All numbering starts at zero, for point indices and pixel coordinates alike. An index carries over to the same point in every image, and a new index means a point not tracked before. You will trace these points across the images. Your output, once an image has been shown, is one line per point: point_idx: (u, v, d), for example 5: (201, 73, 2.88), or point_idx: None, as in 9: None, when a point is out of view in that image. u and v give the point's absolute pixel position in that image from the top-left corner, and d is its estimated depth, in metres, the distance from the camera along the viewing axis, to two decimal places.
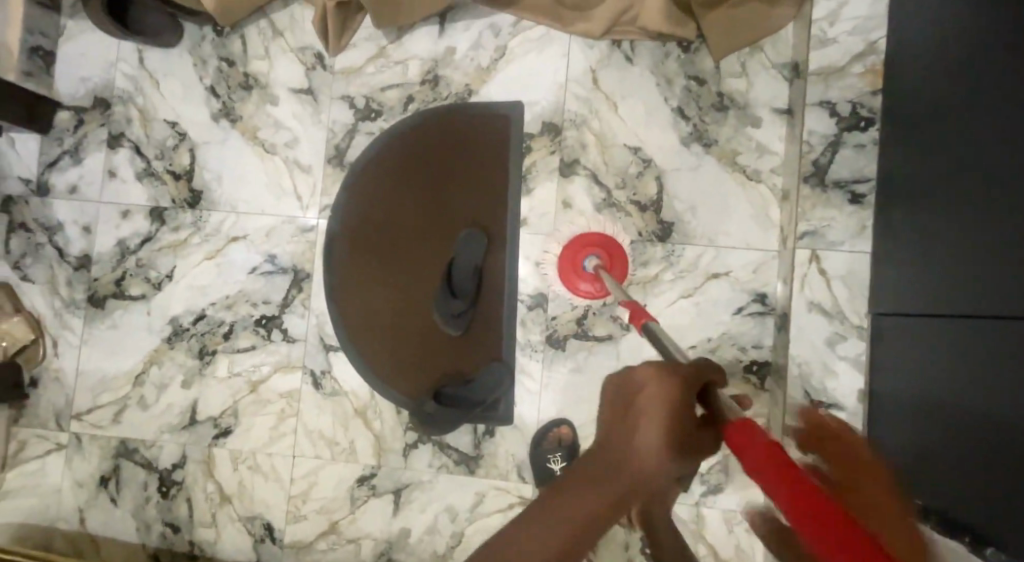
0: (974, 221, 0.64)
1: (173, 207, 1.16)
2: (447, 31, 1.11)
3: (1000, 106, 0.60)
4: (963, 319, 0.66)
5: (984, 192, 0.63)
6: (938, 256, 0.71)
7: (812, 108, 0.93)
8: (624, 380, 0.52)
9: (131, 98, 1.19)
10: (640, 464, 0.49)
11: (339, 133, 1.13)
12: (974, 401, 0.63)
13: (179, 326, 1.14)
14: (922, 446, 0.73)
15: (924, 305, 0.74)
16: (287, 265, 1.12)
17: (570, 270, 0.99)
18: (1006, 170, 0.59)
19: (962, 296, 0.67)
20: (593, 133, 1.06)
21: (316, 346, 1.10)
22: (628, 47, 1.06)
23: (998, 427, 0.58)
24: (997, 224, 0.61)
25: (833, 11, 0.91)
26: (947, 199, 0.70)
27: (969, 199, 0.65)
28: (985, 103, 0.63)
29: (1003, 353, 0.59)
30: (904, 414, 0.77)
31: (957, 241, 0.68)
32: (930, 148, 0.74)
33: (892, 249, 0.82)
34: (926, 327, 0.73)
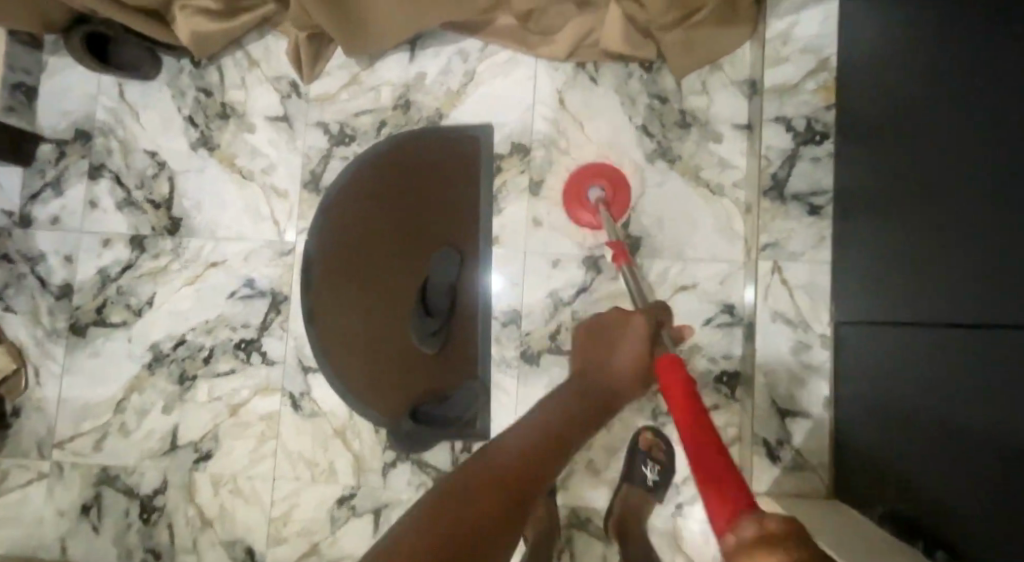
0: (933, 223, 0.64)
1: (153, 235, 1.18)
2: (418, 58, 1.14)
3: (954, 103, 0.61)
4: (934, 319, 0.64)
5: (937, 197, 0.64)
6: (906, 258, 0.70)
7: (769, 124, 0.96)
8: (603, 327, 0.84)
9: (112, 129, 1.22)
10: (611, 373, 0.78)
11: (314, 158, 1.16)
12: (934, 410, 0.63)
13: (159, 352, 1.15)
14: (904, 456, 0.68)
15: (897, 309, 0.72)
16: (266, 289, 1.14)
17: (575, 194, 1.05)
18: (958, 178, 0.60)
19: (925, 299, 0.66)
20: (561, 152, 1.09)
21: (295, 367, 1.11)
22: (592, 68, 1.09)
23: (958, 434, 0.57)
24: (952, 233, 0.61)
25: (785, 32, 0.95)
26: (909, 202, 0.70)
27: (925, 208, 0.66)
28: (933, 109, 0.65)
29: (959, 361, 0.59)
30: (885, 424, 0.73)
31: (916, 244, 0.68)
32: (884, 161, 0.76)
33: (852, 260, 0.84)
34: (889, 337, 0.74)
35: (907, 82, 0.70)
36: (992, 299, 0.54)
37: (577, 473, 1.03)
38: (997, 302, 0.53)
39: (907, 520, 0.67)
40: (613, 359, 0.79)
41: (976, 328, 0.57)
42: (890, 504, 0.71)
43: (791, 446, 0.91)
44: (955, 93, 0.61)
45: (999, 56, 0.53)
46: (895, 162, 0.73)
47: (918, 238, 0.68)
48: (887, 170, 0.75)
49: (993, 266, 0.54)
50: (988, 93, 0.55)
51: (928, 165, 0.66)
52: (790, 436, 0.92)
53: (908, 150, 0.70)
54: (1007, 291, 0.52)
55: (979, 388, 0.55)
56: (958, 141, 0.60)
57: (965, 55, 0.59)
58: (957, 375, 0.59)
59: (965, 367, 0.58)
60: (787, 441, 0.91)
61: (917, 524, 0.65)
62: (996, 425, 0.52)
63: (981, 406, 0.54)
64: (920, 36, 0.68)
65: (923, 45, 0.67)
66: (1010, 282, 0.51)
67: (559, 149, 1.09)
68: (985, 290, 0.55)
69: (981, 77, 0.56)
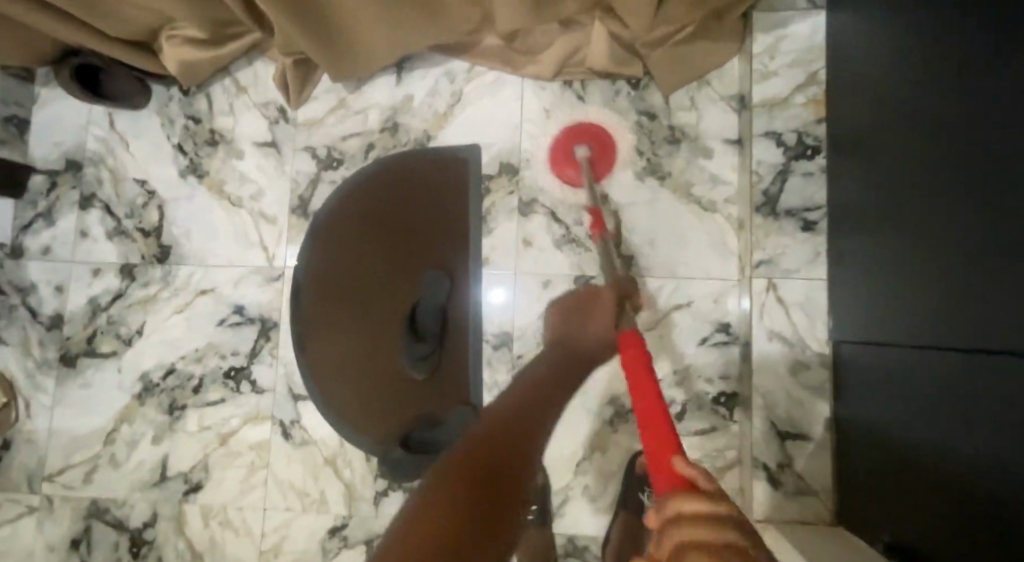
0: (925, 226, 0.63)
1: (142, 263, 1.18)
2: (404, 80, 1.13)
3: (944, 102, 0.59)
4: (929, 321, 0.62)
5: (930, 198, 0.62)
6: (901, 267, 0.68)
7: (759, 139, 0.94)
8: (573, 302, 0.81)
9: (102, 159, 1.22)
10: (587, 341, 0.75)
11: (303, 183, 1.15)
12: (937, 431, 0.59)
13: (149, 382, 1.14)
14: (904, 467, 0.66)
15: (893, 315, 0.70)
16: (255, 315, 1.13)
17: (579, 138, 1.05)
18: (950, 183, 0.58)
19: (921, 305, 0.64)
20: (549, 171, 1.07)
21: (285, 395, 1.09)
22: (579, 86, 1.08)
23: (961, 457, 0.54)
24: (949, 246, 0.58)
25: (771, 46, 0.93)
26: (901, 209, 0.68)
27: (920, 220, 0.64)
28: (925, 113, 0.63)
29: (959, 380, 0.56)
30: (884, 432, 0.71)
31: (910, 249, 0.66)
32: (877, 174, 0.74)
33: (850, 275, 0.82)
34: (886, 349, 0.71)
35: (897, 94, 0.69)
36: (991, 312, 0.52)
37: (573, 500, 1.00)
38: (998, 315, 0.50)
39: (909, 532, 0.64)
40: (587, 328, 0.76)
41: (975, 343, 0.54)
42: (894, 529, 0.68)
43: (793, 471, 0.88)
44: (945, 104, 0.59)
45: (990, 60, 0.52)
46: (888, 176, 0.71)
47: (914, 253, 0.65)
48: (880, 185, 0.73)
49: (992, 278, 0.51)
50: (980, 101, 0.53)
51: (921, 177, 0.63)
52: (792, 460, 0.88)
53: (900, 163, 0.68)
54: (1006, 303, 0.49)
55: (981, 409, 0.52)
56: (947, 139, 0.58)
57: (955, 55, 0.57)
58: (958, 395, 0.56)
59: (966, 385, 0.55)
60: (789, 465, 0.88)
61: (918, 535, 0.62)
62: (1000, 446, 0.48)
63: (984, 425, 0.51)
64: (909, 48, 0.67)
65: (915, 56, 0.65)
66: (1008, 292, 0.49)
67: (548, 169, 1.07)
68: (984, 303, 0.53)
69: (973, 85, 0.54)
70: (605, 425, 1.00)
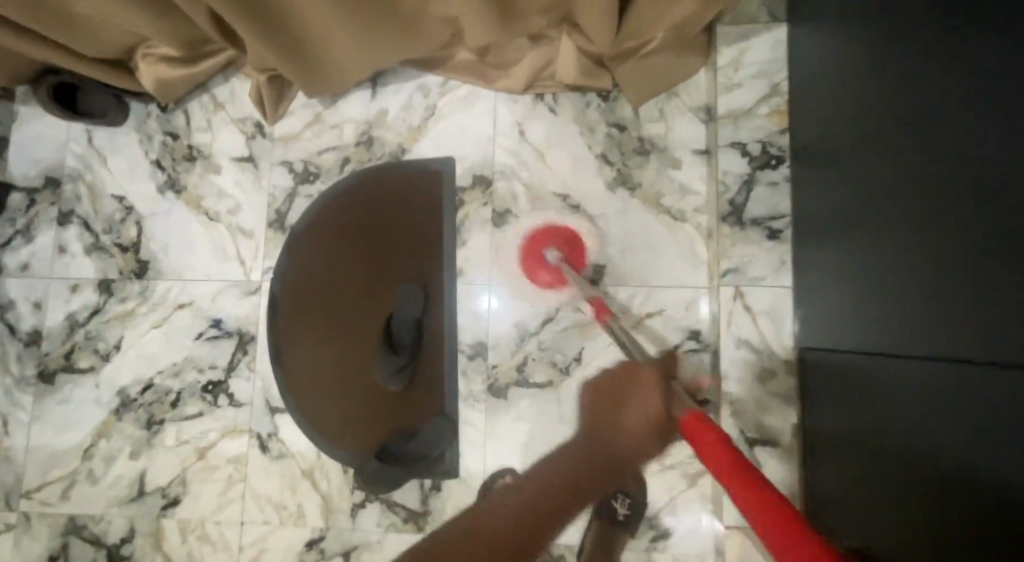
0: (905, 214, 0.56)
1: (120, 278, 1.18)
2: (379, 94, 1.15)
3: (916, 75, 0.52)
4: (922, 321, 0.54)
5: (908, 182, 0.55)
6: (884, 267, 0.62)
7: (725, 150, 0.95)
8: (622, 375, 0.68)
9: (81, 175, 1.23)
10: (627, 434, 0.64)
11: (279, 197, 1.16)
12: (901, 434, 0.57)
13: (127, 397, 1.14)
14: (892, 480, 0.58)
15: (885, 318, 0.63)
16: (232, 329, 1.13)
17: (536, 247, 1.06)
18: (928, 158, 0.51)
19: (908, 302, 0.57)
20: (522, 183, 1.09)
21: (262, 408, 1.10)
22: (551, 100, 1.09)
23: (923, 459, 0.52)
24: (901, 246, 0.57)
25: (735, 59, 0.95)
26: (879, 202, 0.62)
27: (900, 210, 0.57)
28: (896, 94, 0.57)
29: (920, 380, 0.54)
30: (873, 443, 0.64)
31: (891, 245, 0.59)
32: (832, 187, 0.75)
33: (813, 282, 0.83)
34: (877, 354, 0.65)
35: (850, 103, 0.70)
36: (945, 308, 0.50)
37: None
38: (951, 309, 0.49)
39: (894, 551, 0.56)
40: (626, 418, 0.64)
41: (934, 342, 0.52)
42: (861, 537, 0.65)
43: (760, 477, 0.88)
44: (890, 106, 0.59)
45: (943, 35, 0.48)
46: (848, 182, 0.71)
47: (873, 258, 0.64)
48: (838, 194, 0.74)
49: (940, 273, 0.50)
50: (917, 97, 0.52)
51: (871, 182, 0.63)
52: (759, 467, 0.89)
53: (872, 156, 0.63)
54: (956, 294, 0.47)
55: (939, 406, 0.50)
56: (921, 112, 0.52)
57: (915, 36, 0.53)
58: (919, 395, 0.54)
59: (925, 384, 0.53)
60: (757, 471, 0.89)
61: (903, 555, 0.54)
62: (957, 443, 0.46)
63: (943, 424, 0.49)
64: (859, 61, 0.68)
65: (857, 69, 0.67)
66: (957, 284, 0.47)
67: (519, 182, 1.09)
68: (937, 299, 0.51)
69: (922, 69, 0.51)
70: None
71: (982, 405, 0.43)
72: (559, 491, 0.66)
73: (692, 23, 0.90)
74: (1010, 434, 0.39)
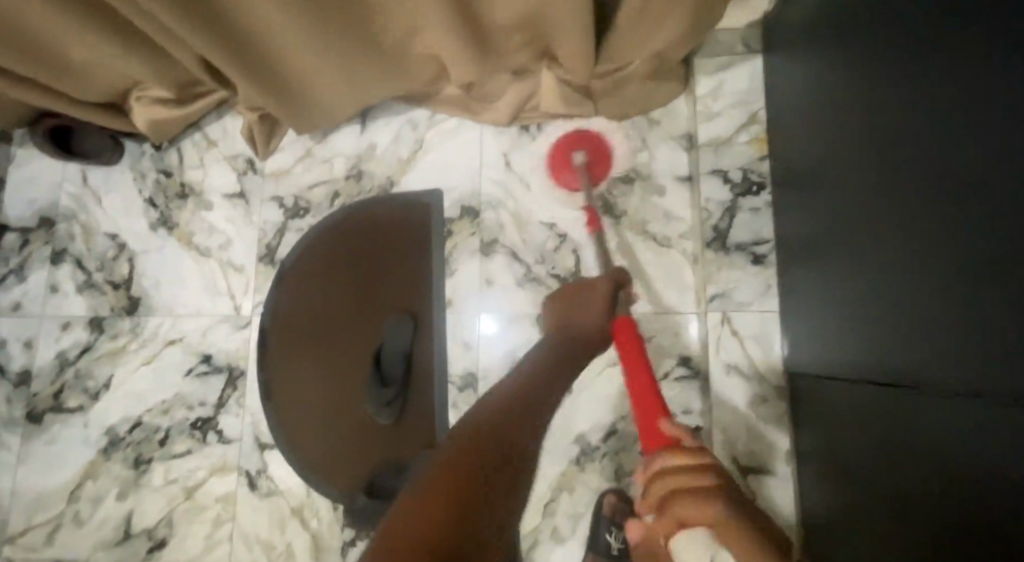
0: (887, 221, 0.57)
1: (111, 315, 1.19)
2: (368, 129, 1.17)
3: (893, 86, 0.54)
4: (903, 325, 0.55)
5: (890, 190, 0.56)
6: (869, 278, 0.62)
7: (707, 176, 1.00)
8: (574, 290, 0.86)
9: (75, 215, 1.24)
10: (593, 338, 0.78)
11: (270, 231, 1.17)
12: (903, 460, 0.54)
13: (116, 436, 1.13)
14: (887, 488, 0.58)
15: (867, 326, 0.63)
16: (222, 364, 1.13)
17: (564, 155, 1.08)
18: (906, 164, 0.52)
19: (891, 310, 0.57)
20: (509, 213, 1.10)
21: (251, 445, 1.09)
22: (535, 130, 1.11)
23: (930, 483, 0.49)
24: (898, 263, 0.55)
25: (714, 89, 1.01)
26: (862, 214, 0.63)
27: (882, 217, 0.58)
28: (875, 106, 0.58)
29: (919, 402, 0.51)
30: (868, 455, 0.63)
31: (875, 254, 0.60)
32: (822, 205, 0.75)
33: (804, 301, 0.83)
34: (861, 359, 0.65)
35: (833, 124, 0.71)
36: (935, 318, 0.49)
37: (541, 544, 0.97)
38: (947, 326, 0.46)
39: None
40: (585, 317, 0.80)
41: (929, 361, 0.50)
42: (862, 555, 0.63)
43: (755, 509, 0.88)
44: (876, 126, 0.59)
45: (912, 52, 0.50)
46: (833, 201, 0.71)
47: (868, 279, 0.63)
48: (823, 215, 0.75)
49: (936, 287, 0.48)
50: (903, 112, 0.52)
51: (863, 201, 0.63)
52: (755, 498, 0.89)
53: (854, 172, 0.65)
54: (950, 308, 0.46)
55: (943, 428, 0.47)
56: (897, 121, 0.54)
57: (887, 52, 0.55)
58: (920, 418, 0.51)
59: (925, 404, 0.50)
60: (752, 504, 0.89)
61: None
62: (967, 466, 0.43)
63: (947, 447, 0.46)
64: (835, 85, 0.70)
65: (840, 90, 0.68)
66: (955, 298, 0.45)
67: (505, 212, 1.10)
68: (932, 316, 0.49)
69: (896, 84, 0.53)
70: (571, 465, 0.99)
71: (987, 423, 0.41)
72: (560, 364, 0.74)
73: (671, 53, 0.92)
74: (1017, 441, 0.37)
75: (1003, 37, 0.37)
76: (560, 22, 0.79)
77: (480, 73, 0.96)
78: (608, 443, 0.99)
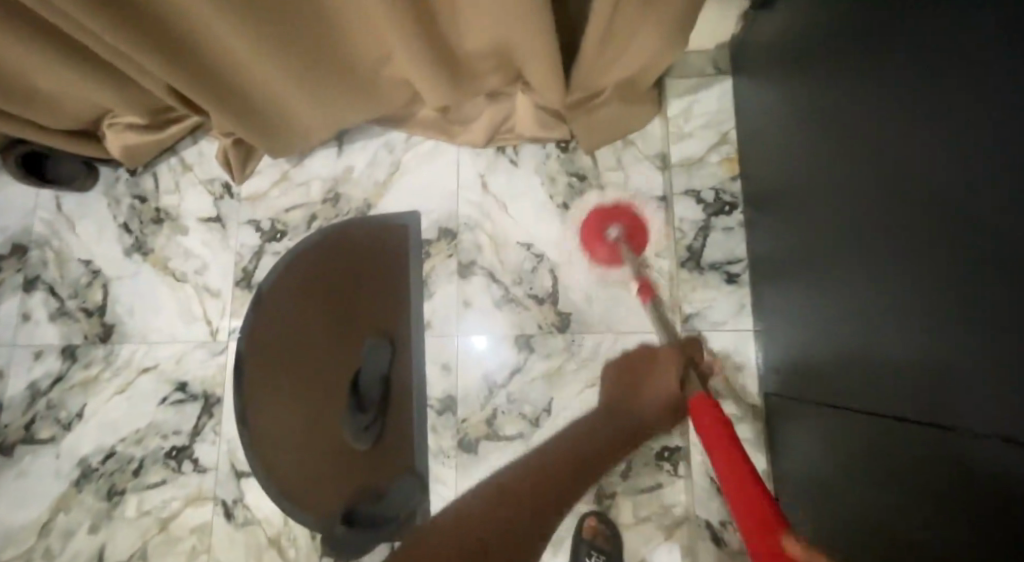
0: (880, 226, 0.57)
1: (85, 343, 1.17)
2: (345, 151, 1.17)
3: (883, 97, 0.54)
4: (897, 330, 0.55)
5: (881, 198, 0.56)
6: (861, 285, 0.62)
7: (681, 197, 1.04)
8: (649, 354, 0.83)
9: (48, 241, 1.22)
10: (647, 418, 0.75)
11: (246, 255, 1.16)
12: (902, 472, 0.54)
13: (88, 467, 1.11)
14: (886, 495, 0.58)
15: (857, 332, 0.64)
16: (198, 392, 1.12)
17: (593, 230, 1.01)
18: (898, 171, 0.52)
19: (881, 316, 0.58)
20: (487, 234, 1.10)
21: (227, 473, 1.07)
22: (513, 152, 1.11)
23: (935, 494, 0.48)
24: (897, 269, 0.54)
25: (686, 110, 1.05)
26: (852, 222, 0.63)
27: (873, 222, 0.59)
28: (862, 115, 0.59)
29: (925, 414, 0.51)
30: (861, 464, 0.63)
31: (866, 263, 0.61)
32: (807, 219, 0.76)
33: (790, 314, 0.84)
34: (850, 364, 0.66)
35: (816, 141, 0.72)
36: (931, 321, 0.49)
37: None
38: (955, 332, 0.45)
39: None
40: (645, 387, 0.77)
41: (931, 370, 0.49)
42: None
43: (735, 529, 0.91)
44: (862, 141, 0.59)
45: (904, 62, 0.50)
46: (821, 211, 0.72)
47: (867, 296, 0.61)
48: (809, 232, 0.76)
49: (938, 299, 0.48)
50: (893, 121, 0.53)
51: (858, 222, 0.62)
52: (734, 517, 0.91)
53: (842, 183, 0.65)
54: (951, 311, 0.46)
55: (949, 438, 0.46)
56: (886, 129, 0.54)
57: (874, 63, 0.55)
58: (925, 429, 0.50)
59: (932, 413, 0.49)
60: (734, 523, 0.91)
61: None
62: (977, 478, 0.42)
63: (952, 457, 0.46)
64: (817, 103, 0.70)
65: (823, 109, 0.68)
66: (960, 303, 0.45)
67: (482, 233, 1.10)
68: (935, 325, 0.48)
69: (886, 94, 0.54)
70: None
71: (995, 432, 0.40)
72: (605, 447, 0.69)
73: (644, 75, 0.93)
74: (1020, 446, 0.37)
75: (1010, 54, 0.37)
76: (532, 48, 0.80)
77: (454, 98, 0.96)
78: None
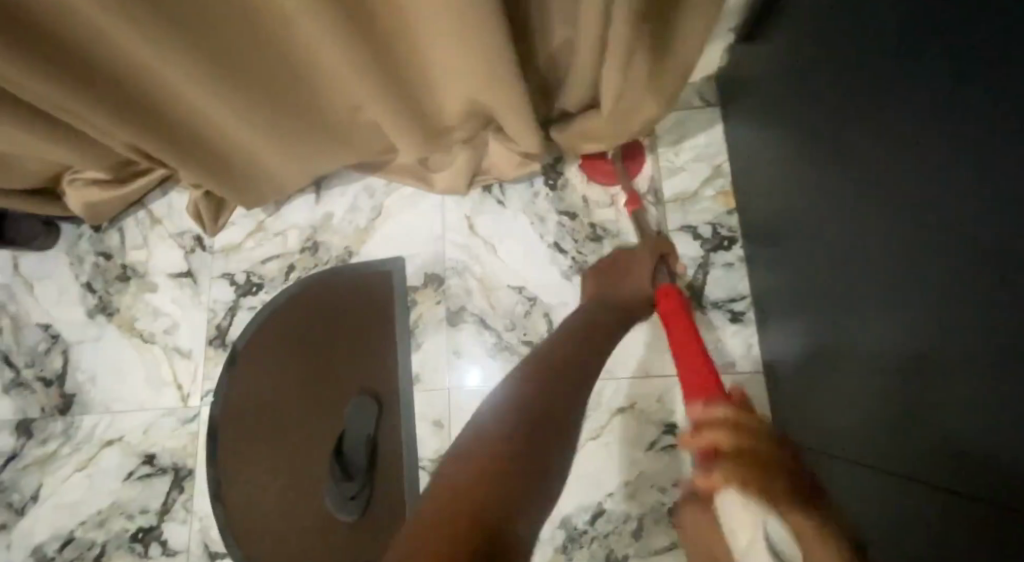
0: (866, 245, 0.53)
1: (42, 417, 1.07)
2: (323, 198, 1.11)
3: (872, 119, 0.51)
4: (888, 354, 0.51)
5: (867, 217, 0.53)
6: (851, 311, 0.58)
7: (676, 233, 0.99)
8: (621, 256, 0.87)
9: (3, 306, 1.14)
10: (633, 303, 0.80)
11: (220, 311, 1.09)
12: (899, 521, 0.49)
13: (43, 556, 1.00)
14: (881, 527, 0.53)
15: (847, 349, 0.60)
16: (167, 465, 1.02)
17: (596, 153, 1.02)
18: (881, 191, 0.49)
19: (864, 328, 0.55)
20: (476, 278, 1.04)
21: (200, 556, 0.97)
22: (499, 192, 1.07)
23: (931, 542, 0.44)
24: (883, 292, 0.51)
25: (676, 143, 1.03)
26: (844, 243, 0.59)
27: (863, 244, 0.54)
28: (855, 135, 0.54)
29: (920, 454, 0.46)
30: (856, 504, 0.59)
31: (857, 297, 0.56)
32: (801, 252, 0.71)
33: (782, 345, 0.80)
34: (840, 385, 0.63)
35: (809, 166, 0.68)
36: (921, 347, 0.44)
37: None
38: (949, 383, 0.41)
39: None
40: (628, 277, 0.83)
41: (924, 415, 0.45)
42: None
43: None
44: (851, 165, 0.56)
45: (897, 81, 0.46)
46: (814, 237, 0.67)
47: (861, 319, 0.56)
48: (802, 260, 0.71)
49: (935, 349, 0.43)
50: (885, 142, 0.48)
51: (849, 251, 0.57)
52: None
53: (834, 208, 0.61)
54: (954, 335, 0.40)
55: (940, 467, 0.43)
56: (879, 149, 0.49)
57: (866, 82, 0.52)
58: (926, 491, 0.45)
59: (929, 476, 0.45)
60: None
61: None
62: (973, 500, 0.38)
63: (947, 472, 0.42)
64: (810, 128, 0.67)
65: (819, 136, 0.64)
66: (955, 357, 0.40)
67: (471, 278, 1.04)
68: (930, 383, 0.44)
69: (882, 110, 0.49)
70: (559, 554, 0.90)
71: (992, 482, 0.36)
72: (580, 355, 0.66)
73: (625, 122, 0.88)
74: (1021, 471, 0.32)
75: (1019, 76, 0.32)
76: (492, 89, 0.76)
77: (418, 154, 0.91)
78: (597, 526, 0.90)
